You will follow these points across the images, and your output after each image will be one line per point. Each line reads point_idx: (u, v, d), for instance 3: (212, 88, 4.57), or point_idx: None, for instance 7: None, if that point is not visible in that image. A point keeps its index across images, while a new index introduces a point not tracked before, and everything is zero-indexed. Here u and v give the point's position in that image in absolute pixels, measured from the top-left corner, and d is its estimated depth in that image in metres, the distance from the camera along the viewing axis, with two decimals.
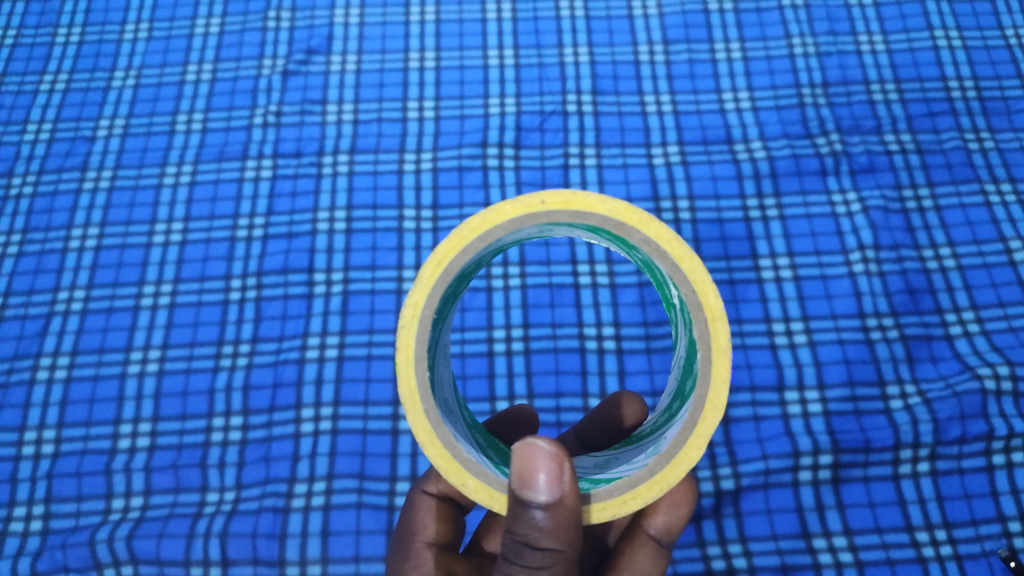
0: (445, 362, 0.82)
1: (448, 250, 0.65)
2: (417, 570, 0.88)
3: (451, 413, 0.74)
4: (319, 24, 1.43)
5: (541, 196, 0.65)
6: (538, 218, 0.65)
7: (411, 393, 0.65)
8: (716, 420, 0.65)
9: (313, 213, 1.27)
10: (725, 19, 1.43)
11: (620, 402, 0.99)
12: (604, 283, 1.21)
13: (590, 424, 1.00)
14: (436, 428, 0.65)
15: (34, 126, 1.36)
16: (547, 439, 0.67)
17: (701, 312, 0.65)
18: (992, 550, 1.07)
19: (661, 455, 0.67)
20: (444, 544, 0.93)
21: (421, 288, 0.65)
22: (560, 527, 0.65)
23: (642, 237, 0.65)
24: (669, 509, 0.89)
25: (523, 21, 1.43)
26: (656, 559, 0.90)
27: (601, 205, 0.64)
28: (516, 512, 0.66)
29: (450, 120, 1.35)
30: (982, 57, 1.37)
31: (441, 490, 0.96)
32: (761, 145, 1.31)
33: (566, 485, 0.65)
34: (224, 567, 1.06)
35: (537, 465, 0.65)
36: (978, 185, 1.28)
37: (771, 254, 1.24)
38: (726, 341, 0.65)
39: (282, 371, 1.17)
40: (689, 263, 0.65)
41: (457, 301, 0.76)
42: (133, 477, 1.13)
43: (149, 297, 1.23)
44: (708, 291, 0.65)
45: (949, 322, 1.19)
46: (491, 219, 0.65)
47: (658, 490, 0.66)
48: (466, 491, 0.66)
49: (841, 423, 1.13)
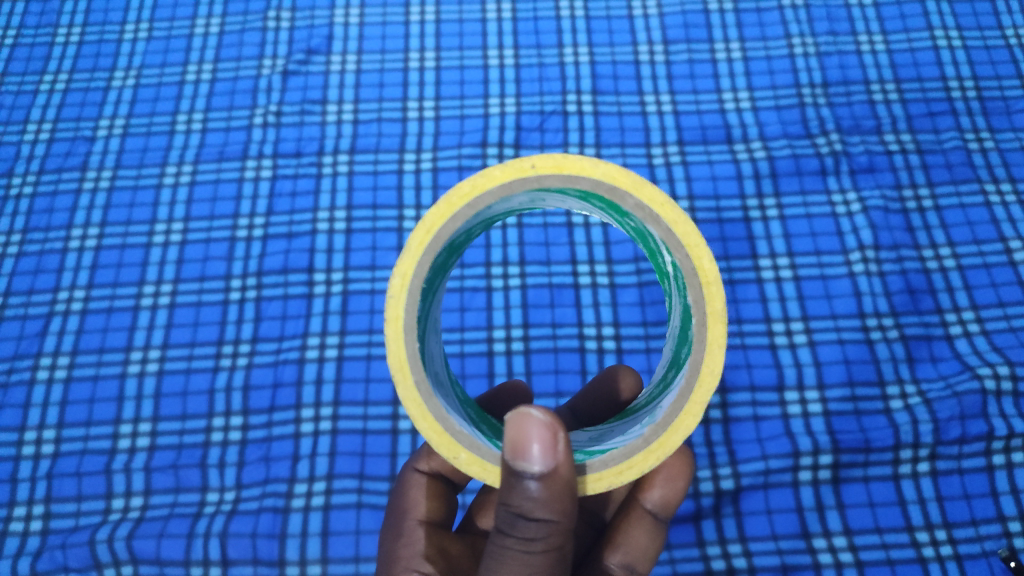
0: (437, 338, 0.82)
1: (437, 217, 0.65)
2: (408, 547, 0.89)
3: (442, 386, 0.74)
4: (319, 24, 1.43)
5: (532, 160, 0.65)
6: (528, 183, 0.65)
7: (401, 365, 0.65)
8: (713, 387, 0.66)
9: (313, 213, 1.27)
10: (725, 19, 1.42)
11: (616, 375, 1.01)
12: (604, 283, 1.21)
13: (585, 399, 1.01)
14: (428, 400, 0.65)
15: (34, 125, 1.36)
16: (541, 409, 0.67)
17: (697, 277, 0.65)
18: (992, 550, 1.07)
19: (657, 424, 0.67)
20: (438, 521, 0.94)
21: (410, 257, 0.65)
22: (554, 498, 0.66)
23: (636, 202, 0.64)
24: (666, 482, 0.90)
25: (523, 21, 1.43)
26: (653, 534, 0.91)
27: (593, 168, 0.64)
28: (511, 483, 0.66)
29: (450, 120, 1.34)
30: (982, 57, 1.37)
31: (433, 468, 0.96)
32: (761, 146, 1.31)
33: (560, 455, 0.65)
34: (224, 567, 1.06)
35: (531, 435, 0.65)
36: (978, 185, 1.28)
37: (771, 254, 1.24)
38: (721, 307, 0.65)
39: (282, 371, 1.17)
40: (683, 228, 0.65)
41: (445, 274, 0.76)
42: (133, 477, 1.13)
43: (149, 297, 1.23)
44: (703, 255, 0.65)
45: (949, 322, 1.19)
46: (480, 185, 0.65)
47: (654, 458, 0.66)
48: (458, 464, 0.66)
49: (841, 423, 1.13)
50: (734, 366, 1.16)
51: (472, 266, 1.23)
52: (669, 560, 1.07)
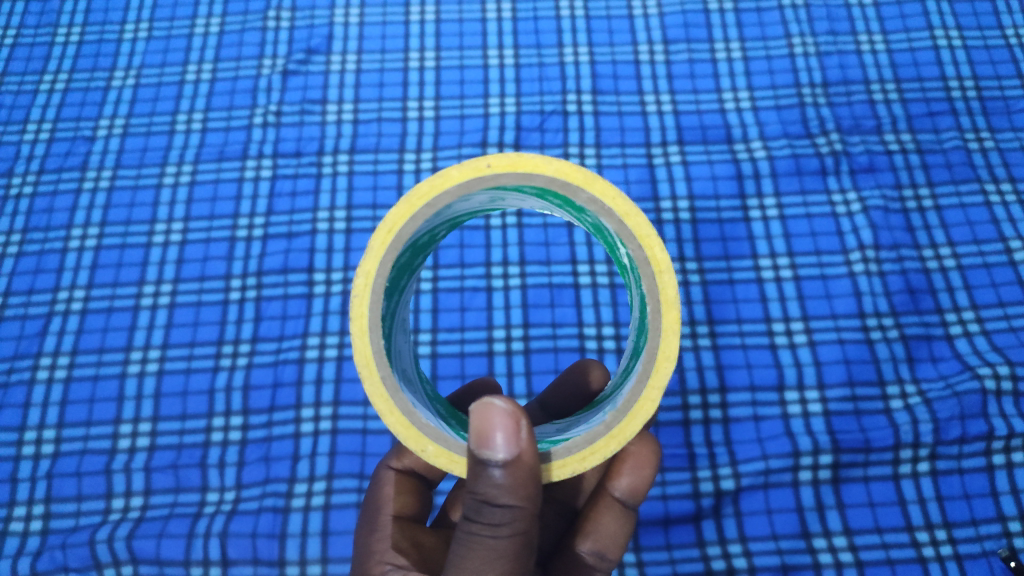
0: (405, 336, 0.83)
1: (398, 217, 0.66)
2: (381, 541, 0.88)
3: (410, 382, 0.75)
4: (319, 24, 1.43)
5: (488, 159, 0.66)
6: (485, 181, 0.66)
7: (367, 361, 0.65)
8: (669, 372, 0.66)
9: (313, 213, 1.27)
10: (725, 19, 1.42)
11: (585, 368, 1.02)
12: (604, 283, 1.21)
13: (556, 392, 1.02)
14: (394, 395, 0.66)
15: (34, 125, 1.36)
16: (504, 399, 0.68)
17: (649, 266, 0.65)
18: (992, 551, 1.07)
19: (617, 411, 0.67)
20: (410, 515, 0.94)
21: (373, 256, 0.66)
22: (519, 484, 0.66)
23: (588, 196, 0.65)
24: (633, 470, 0.91)
25: (523, 20, 1.43)
26: (622, 520, 0.91)
27: (546, 165, 0.65)
28: (477, 472, 0.67)
29: (450, 120, 1.34)
30: (982, 57, 1.37)
31: (405, 465, 0.98)
32: (761, 145, 1.31)
33: (523, 442, 0.66)
34: (224, 567, 1.06)
35: (495, 423, 0.66)
36: (978, 185, 1.28)
37: (771, 254, 1.24)
38: (675, 294, 0.65)
39: (282, 371, 1.17)
40: (635, 219, 0.65)
41: (410, 274, 0.77)
42: (133, 477, 1.13)
43: (149, 296, 1.23)
44: (655, 245, 0.65)
45: (949, 322, 1.19)
46: (439, 185, 0.66)
47: (615, 444, 0.67)
48: (426, 456, 0.67)
49: (841, 423, 1.13)
50: (734, 366, 1.16)
51: (472, 266, 1.23)
52: (669, 560, 1.07)
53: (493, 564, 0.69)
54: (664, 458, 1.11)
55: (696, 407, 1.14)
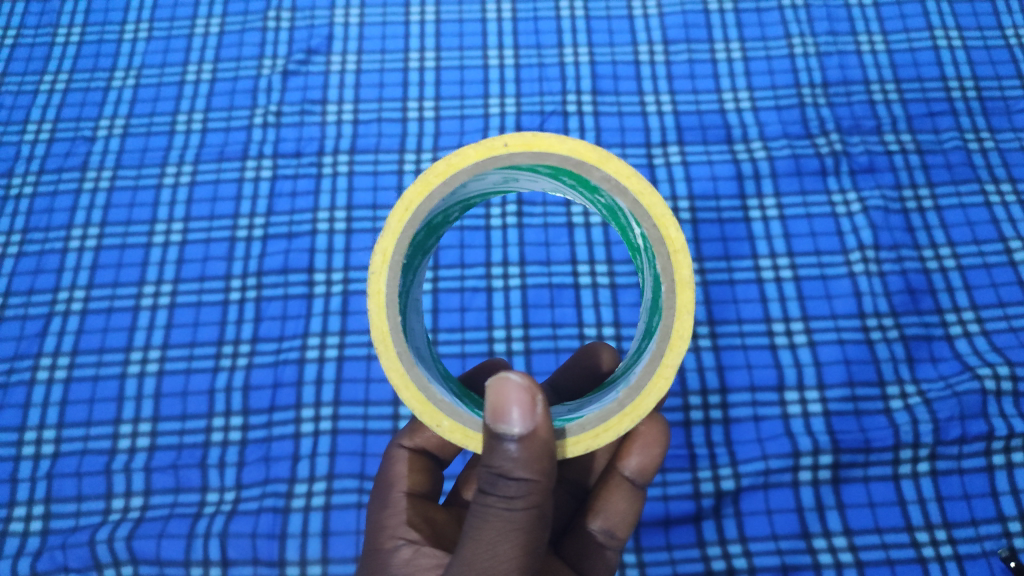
0: (418, 317, 0.83)
1: (415, 195, 0.66)
2: (394, 516, 0.89)
3: (424, 360, 0.75)
4: (319, 24, 1.43)
5: (504, 139, 0.66)
6: (501, 161, 0.66)
7: (383, 337, 0.66)
8: (683, 349, 0.66)
9: (313, 213, 1.27)
10: (725, 19, 1.42)
11: (596, 351, 1.03)
12: (604, 283, 1.21)
13: (567, 374, 1.03)
14: (410, 370, 0.66)
15: (34, 125, 1.36)
16: (520, 374, 0.68)
17: (664, 245, 0.66)
18: (992, 551, 1.07)
19: (631, 388, 0.67)
20: (422, 493, 0.94)
21: (390, 234, 0.66)
22: (534, 458, 0.67)
23: (603, 174, 0.66)
24: (642, 449, 0.90)
25: (523, 21, 1.43)
26: (631, 500, 0.91)
27: (560, 144, 0.66)
28: (492, 446, 0.67)
29: (450, 120, 1.35)
30: (982, 58, 1.37)
31: (417, 444, 0.98)
32: (761, 145, 1.31)
33: (539, 417, 0.67)
34: (224, 567, 1.06)
35: (510, 398, 0.66)
36: (978, 185, 1.28)
37: (771, 255, 1.24)
38: (688, 273, 0.66)
39: (282, 371, 1.17)
40: (649, 198, 0.66)
41: (424, 254, 0.77)
42: (133, 477, 1.13)
43: (149, 297, 1.23)
44: (670, 225, 0.66)
45: (949, 322, 1.19)
46: (455, 164, 0.66)
47: (629, 421, 0.67)
48: (441, 431, 0.67)
49: (841, 423, 1.13)
50: (734, 366, 1.16)
51: (472, 266, 1.23)
52: (669, 560, 1.07)
53: (508, 537, 0.69)
54: (665, 458, 1.11)
55: (697, 408, 1.14)
